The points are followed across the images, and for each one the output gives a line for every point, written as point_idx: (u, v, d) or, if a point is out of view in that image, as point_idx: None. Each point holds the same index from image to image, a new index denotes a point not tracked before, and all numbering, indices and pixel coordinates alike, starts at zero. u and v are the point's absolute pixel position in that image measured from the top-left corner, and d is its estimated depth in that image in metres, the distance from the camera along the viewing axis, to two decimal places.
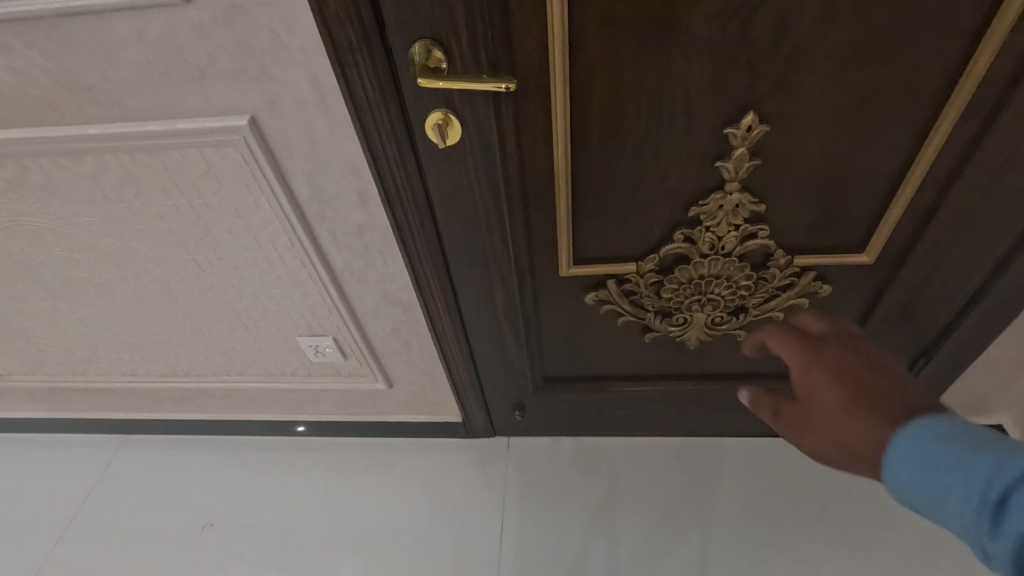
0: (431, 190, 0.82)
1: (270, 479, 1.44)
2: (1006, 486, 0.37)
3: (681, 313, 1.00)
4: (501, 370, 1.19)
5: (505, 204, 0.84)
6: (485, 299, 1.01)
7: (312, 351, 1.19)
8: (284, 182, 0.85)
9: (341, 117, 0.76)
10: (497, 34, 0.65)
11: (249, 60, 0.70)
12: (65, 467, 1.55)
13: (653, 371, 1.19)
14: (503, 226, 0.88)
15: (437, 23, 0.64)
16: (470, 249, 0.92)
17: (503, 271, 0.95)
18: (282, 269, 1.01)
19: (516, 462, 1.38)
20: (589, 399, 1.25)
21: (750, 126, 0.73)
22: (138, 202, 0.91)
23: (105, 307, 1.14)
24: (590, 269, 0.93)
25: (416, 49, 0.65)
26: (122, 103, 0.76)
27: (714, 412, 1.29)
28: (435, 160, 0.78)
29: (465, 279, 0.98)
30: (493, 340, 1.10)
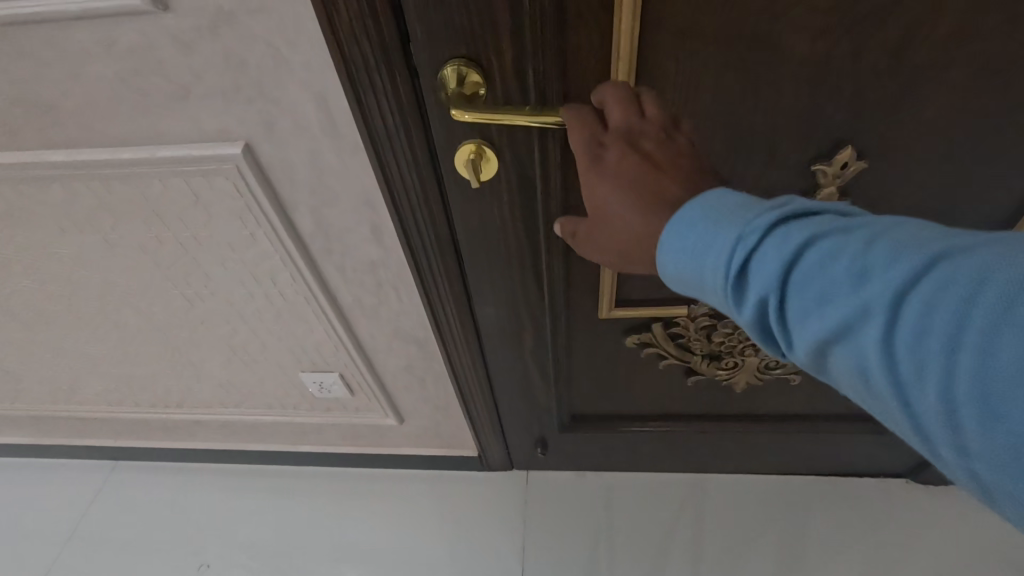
0: (457, 227, 0.71)
1: (271, 513, 1.34)
2: (745, 251, 0.34)
3: (732, 358, 0.91)
4: (525, 409, 1.08)
5: (543, 242, 0.72)
6: (511, 341, 0.90)
7: (316, 387, 1.08)
8: (284, 215, 0.73)
9: (354, 145, 0.64)
10: (548, 53, 0.53)
11: (243, 78, 0.58)
12: (51, 498, 1.45)
13: (691, 411, 1.09)
14: (539, 266, 0.76)
15: (476, 39, 0.52)
16: (498, 290, 0.80)
17: (535, 313, 0.84)
18: (282, 305, 0.89)
19: (534, 498, 1.28)
20: (618, 437, 1.15)
21: (846, 162, 0.62)
22: (116, 233, 0.79)
23: (85, 339, 1.03)
24: (633, 311, 0.83)
25: (448, 71, 0.53)
26: (91, 125, 0.64)
27: (753, 451, 1.19)
28: (464, 195, 0.66)
29: (490, 320, 0.86)
30: (518, 380, 0.99)
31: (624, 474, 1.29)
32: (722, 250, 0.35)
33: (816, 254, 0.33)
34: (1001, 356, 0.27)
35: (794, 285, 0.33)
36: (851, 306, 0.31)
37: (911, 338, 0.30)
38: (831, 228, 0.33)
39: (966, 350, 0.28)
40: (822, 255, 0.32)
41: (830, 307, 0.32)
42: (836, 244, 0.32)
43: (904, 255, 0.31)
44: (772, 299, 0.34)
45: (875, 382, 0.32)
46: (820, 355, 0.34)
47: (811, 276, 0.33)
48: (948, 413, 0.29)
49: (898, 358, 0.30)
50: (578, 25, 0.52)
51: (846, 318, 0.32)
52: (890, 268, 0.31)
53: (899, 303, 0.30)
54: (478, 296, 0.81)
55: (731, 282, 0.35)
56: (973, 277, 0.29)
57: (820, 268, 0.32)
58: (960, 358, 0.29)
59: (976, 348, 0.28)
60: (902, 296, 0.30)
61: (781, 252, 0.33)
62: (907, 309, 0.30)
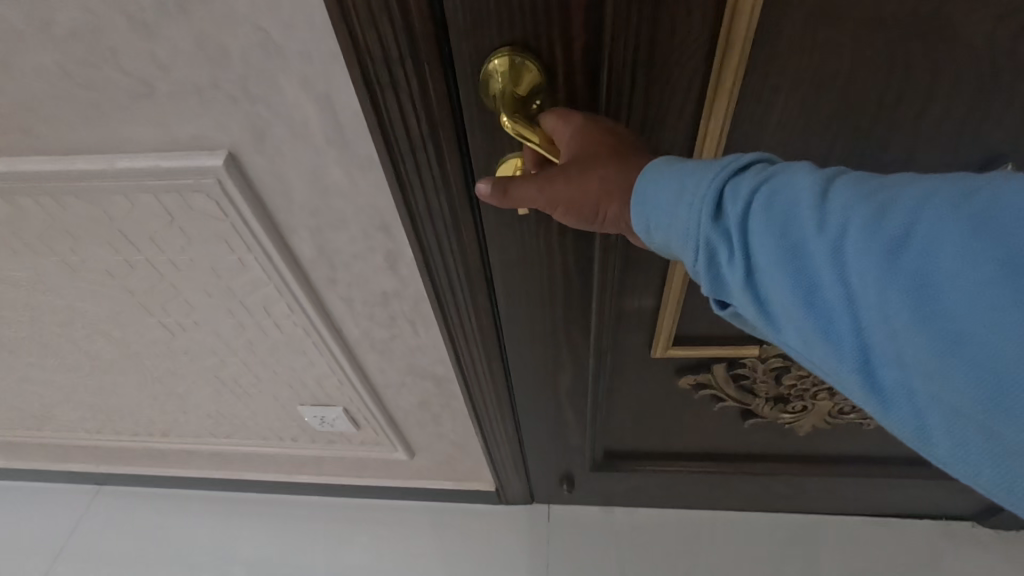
0: (491, 258, 0.58)
1: (268, 548, 1.23)
2: (716, 195, 0.32)
3: (800, 401, 0.82)
4: (552, 447, 0.96)
5: (596, 276, 0.60)
6: (546, 380, 0.78)
7: (317, 421, 0.96)
8: (280, 239, 0.59)
9: (365, 158, 0.50)
10: (631, 39, 0.40)
11: (223, 72, 0.44)
12: (27, 527, 1.33)
13: (738, 450, 0.97)
14: (585, 298, 0.64)
15: (537, 22, 0.39)
16: (536, 327, 0.67)
17: (575, 350, 0.72)
18: (277, 336, 0.76)
19: (557, 539, 1.16)
20: (654, 475, 1.04)
21: None
22: (77, 256, 0.65)
23: (53, 367, 0.90)
24: (690, 352, 0.73)
25: (497, 64, 0.40)
26: (31, 130, 0.51)
27: (805, 492, 1.06)
28: (504, 221, 0.53)
29: (522, 360, 0.74)
30: (549, 418, 0.87)
31: (656, 511, 1.17)
32: (694, 195, 0.33)
33: (769, 179, 0.31)
34: (963, 260, 0.24)
35: (750, 219, 0.31)
36: (805, 220, 0.29)
37: (862, 250, 0.27)
38: (798, 171, 0.30)
39: (922, 254, 0.25)
40: (788, 198, 0.29)
41: (783, 224, 0.29)
42: (792, 169, 0.31)
43: (870, 192, 0.27)
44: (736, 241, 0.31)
45: (830, 323, 0.28)
46: (767, 285, 0.31)
47: (779, 218, 0.29)
48: (906, 328, 0.25)
49: (852, 271, 0.27)
50: (675, 5, 0.39)
51: (805, 251, 0.29)
52: (855, 206, 0.27)
53: (850, 212, 0.27)
54: (509, 331, 0.69)
55: (692, 225, 0.33)
56: (925, 187, 0.26)
57: (788, 209, 0.29)
58: (921, 294, 0.25)
59: (932, 251, 0.25)
60: (855, 205, 0.27)
61: (750, 197, 0.31)
62: (856, 216, 0.27)
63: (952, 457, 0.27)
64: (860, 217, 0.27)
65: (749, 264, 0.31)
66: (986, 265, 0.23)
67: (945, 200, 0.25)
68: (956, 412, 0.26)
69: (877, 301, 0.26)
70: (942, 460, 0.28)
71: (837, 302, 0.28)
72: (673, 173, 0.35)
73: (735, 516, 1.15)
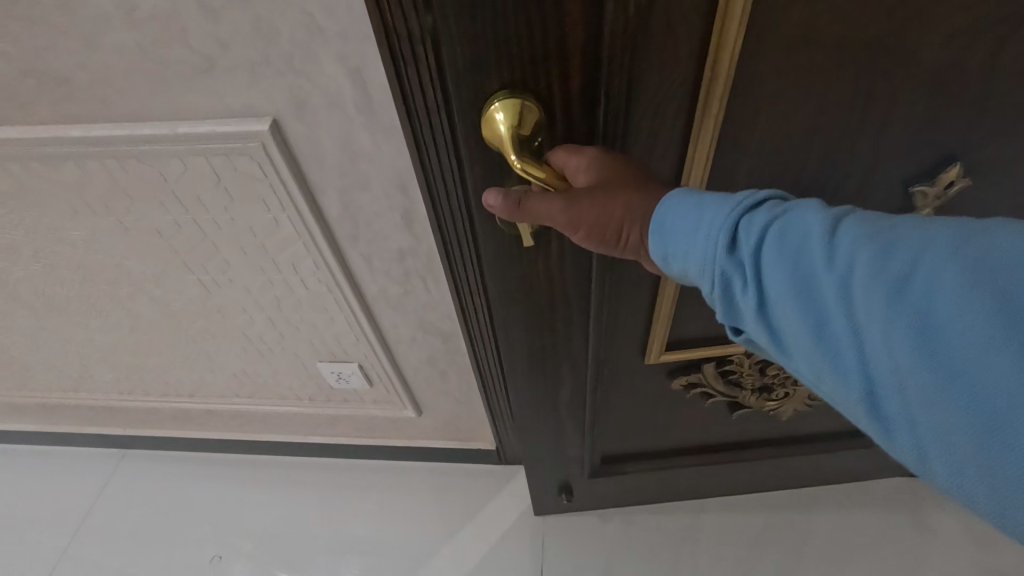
0: (494, 293, 0.65)
1: (286, 500, 1.34)
2: (733, 229, 0.37)
3: (782, 389, 0.92)
4: (552, 458, 1.03)
5: (590, 300, 0.68)
6: (548, 397, 0.84)
7: (334, 378, 1.05)
8: (311, 199, 0.69)
9: (388, 124, 0.59)
10: (627, 69, 0.44)
11: (274, 50, 0.53)
12: (59, 485, 1.43)
13: (720, 441, 1.07)
14: (583, 319, 0.71)
15: (531, 53, 0.42)
16: (537, 348, 0.74)
17: (573, 363, 0.78)
18: (303, 293, 0.85)
19: (557, 542, 1.21)
20: (647, 476, 1.13)
21: (951, 182, 0.59)
22: (131, 215, 0.75)
23: (96, 327, 0.99)
24: (680, 355, 0.82)
25: (498, 109, 0.44)
26: (107, 99, 0.60)
27: (784, 464, 1.14)
28: (507, 256, 0.59)
29: (523, 381, 0.80)
30: (550, 431, 0.94)
31: (649, 511, 1.24)
32: (713, 230, 0.38)
33: (783, 218, 0.35)
34: (958, 297, 0.28)
35: (764, 251, 0.36)
36: (815, 256, 0.33)
37: (867, 286, 0.31)
38: (810, 207, 0.35)
39: (921, 292, 0.29)
40: (800, 235, 0.34)
41: (795, 259, 0.34)
42: (806, 209, 0.35)
43: (875, 231, 0.32)
44: (752, 270, 0.37)
45: (838, 347, 0.33)
46: (781, 313, 0.36)
47: (790, 254, 0.34)
48: (905, 357, 0.30)
49: (857, 304, 0.31)
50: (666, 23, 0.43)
51: (814, 283, 0.33)
52: (858, 243, 0.32)
53: (856, 251, 0.32)
54: (513, 354, 0.74)
55: (713, 256, 0.38)
56: (930, 230, 0.30)
57: (799, 246, 0.34)
58: (918, 326, 0.29)
59: (930, 291, 0.29)
60: (862, 244, 0.31)
61: (763, 233, 0.36)
62: (862, 254, 0.31)
63: (952, 480, 0.31)
64: (865, 256, 0.31)
65: (763, 291, 0.36)
66: (980, 306, 0.27)
67: (944, 246, 0.29)
68: (952, 436, 0.29)
69: (882, 332, 0.30)
70: (944, 483, 0.31)
71: (842, 330, 0.32)
72: (694, 207, 0.40)
73: (725, 512, 1.22)
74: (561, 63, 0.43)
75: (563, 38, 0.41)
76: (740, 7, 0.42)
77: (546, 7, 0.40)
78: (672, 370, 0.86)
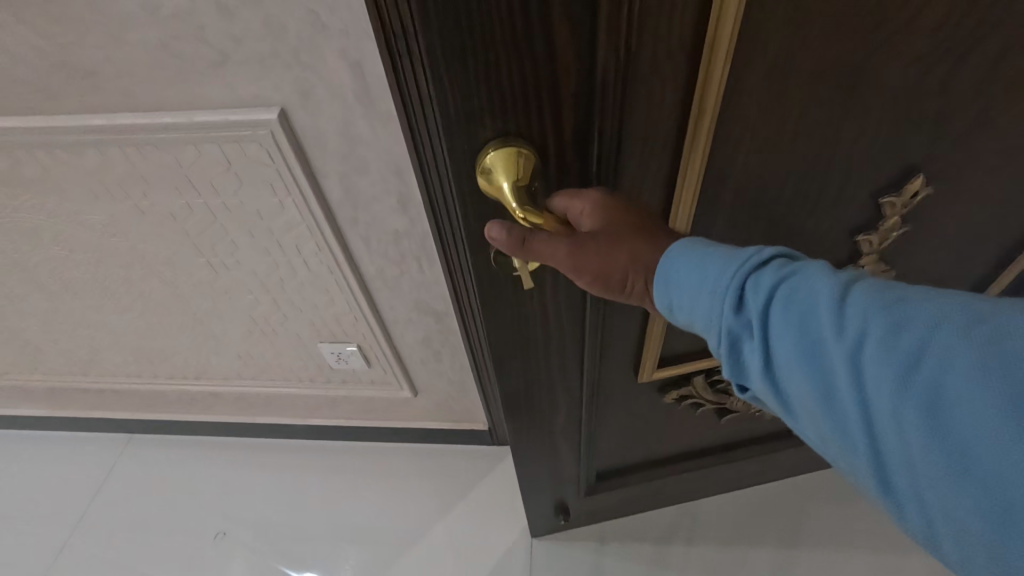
0: (493, 334, 0.65)
1: (287, 479, 1.40)
2: (739, 287, 0.38)
3: None
4: (548, 477, 1.04)
5: (586, 328, 0.70)
6: (544, 419, 0.87)
7: (334, 358, 1.11)
8: (314, 182, 0.75)
9: (385, 112, 0.66)
10: (618, 111, 0.45)
11: (283, 45, 0.60)
12: (66, 469, 1.48)
13: (705, 444, 1.12)
14: (578, 346, 0.73)
15: (524, 96, 0.42)
16: (535, 377, 0.76)
17: (568, 387, 0.80)
18: (305, 274, 0.91)
19: (555, 565, 1.21)
20: (639, 486, 1.16)
21: (915, 191, 0.63)
22: (147, 199, 0.81)
23: (108, 309, 1.05)
24: (672, 370, 0.86)
25: (495, 158, 0.44)
26: (129, 90, 0.66)
27: (765, 457, 1.19)
28: (506, 295, 0.60)
29: (520, 408, 0.82)
30: (546, 451, 0.96)
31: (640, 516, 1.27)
32: (718, 286, 0.38)
33: (790, 279, 0.35)
34: (973, 388, 0.26)
35: (771, 311, 0.36)
36: (823, 324, 0.33)
37: (874, 363, 0.30)
38: (822, 271, 0.34)
39: (932, 375, 0.28)
40: (807, 300, 0.34)
41: (801, 325, 0.34)
42: (817, 273, 0.35)
43: (886, 304, 0.31)
44: (759, 330, 0.37)
45: (844, 421, 0.32)
46: (787, 377, 0.36)
47: (796, 319, 0.34)
48: (915, 441, 0.29)
49: (865, 377, 0.31)
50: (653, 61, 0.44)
51: (820, 352, 0.33)
52: (868, 316, 0.31)
53: (865, 324, 0.31)
54: (513, 382, 0.76)
55: (720, 312, 0.38)
56: (944, 309, 0.29)
57: (805, 312, 0.34)
58: (927, 411, 0.28)
59: (943, 372, 0.28)
60: (871, 316, 0.31)
61: (770, 294, 0.36)
62: (872, 329, 0.30)
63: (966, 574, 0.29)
64: (874, 330, 0.30)
65: (769, 352, 0.37)
66: (995, 400, 0.26)
67: (960, 327, 0.28)
68: (965, 532, 0.28)
69: (891, 413, 0.29)
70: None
71: (848, 402, 0.32)
72: (699, 261, 0.41)
73: (713, 514, 1.27)
74: (554, 109, 0.43)
75: (555, 84, 0.42)
76: (726, 50, 0.43)
77: (536, 58, 0.40)
78: (663, 384, 0.90)
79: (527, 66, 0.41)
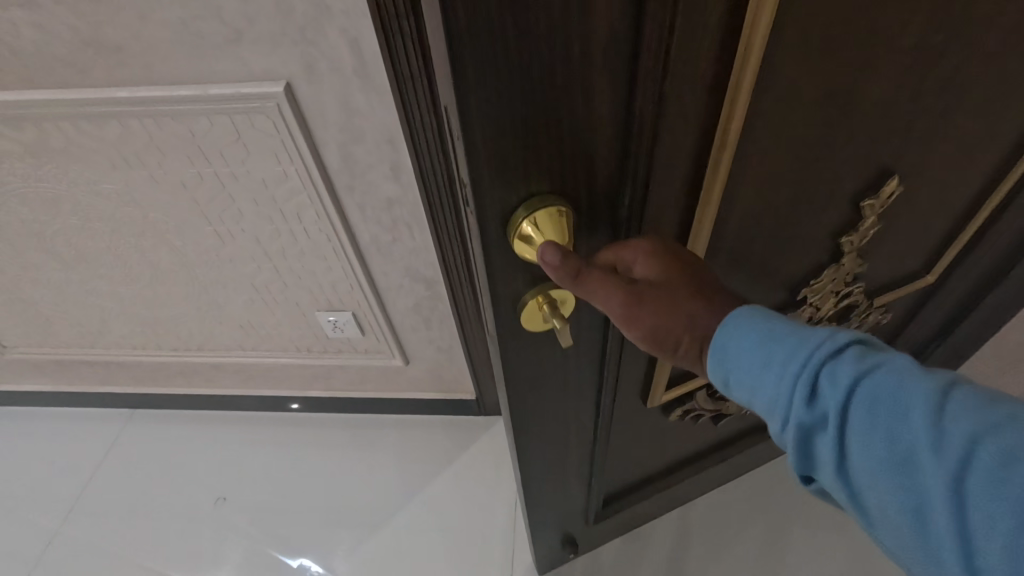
0: (512, 394, 0.61)
1: (285, 450, 1.47)
2: (811, 381, 0.37)
3: None
4: (557, 517, 0.99)
5: (604, 369, 0.67)
6: (558, 464, 0.82)
7: (331, 326, 1.19)
8: (316, 152, 0.83)
9: (379, 85, 0.75)
10: (648, 152, 0.44)
11: (291, 24, 0.68)
12: (68, 443, 1.54)
13: (700, 450, 1.12)
14: (594, 387, 0.70)
15: (567, 143, 0.40)
16: (551, 426, 0.72)
17: (582, 427, 0.77)
18: (306, 242, 0.99)
19: None
20: (642, 504, 1.15)
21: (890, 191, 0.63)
22: (161, 169, 0.89)
23: (118, 279, 1.12)
24: (680, 391, 0.85)
25: (542, 217, 0.42)
26: (151, 65, 0.74)
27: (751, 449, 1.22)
28: (528, 355, 0.56)
29: (535, 458, 0.77)
30: (556, 493, 0.91)
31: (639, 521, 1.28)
32: (789, 378, 0.38)
33: (871, 378, 0.35)
34: None
35: (847, 411, 0.35)
36: (917, 434, 0.32)
37: (978, 485, 0.29)
38: (911, 376, 0.34)
39: None
40: (897, 406, 0.33)
41: (887, 432, 0.33)
42: (906, 377, 0.34)
43: (990, 424, 0.30)
44: (833, 427, 0.36)
45: (938, 538, 0.31)
46: (864, 481, 0.35)
47: (882, 424, 0.34)
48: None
49: (969, 500, 0.30)
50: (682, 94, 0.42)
51: (909, 460, 0.32)
52: (968, 432, 0.30)
53: (968, 441, 0.30)
54: (535, 437, 0.72)
55: (789, 403, 0.38)
56: None
57: (894, 418, 0.33)
58: None
59: None
60: (978, 435, 0.30)
61: (848, 392, 0.35)
62: (976, 449, 0.30)
63: None
64: (984, 454, 0.29)
65: (841, 451, 0.36)
66: None
67: None
68: None
69: (999, 540, 0.28)
70: None
71: (946, 522, 0.31)
72: (765, 347, 0.40)
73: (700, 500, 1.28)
74: (591, 157, 0.42)
75: (593, 129, 0.40)
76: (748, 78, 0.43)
77: (578, 110, 0.38)
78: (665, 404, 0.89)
79: (569, 114, 0.38)
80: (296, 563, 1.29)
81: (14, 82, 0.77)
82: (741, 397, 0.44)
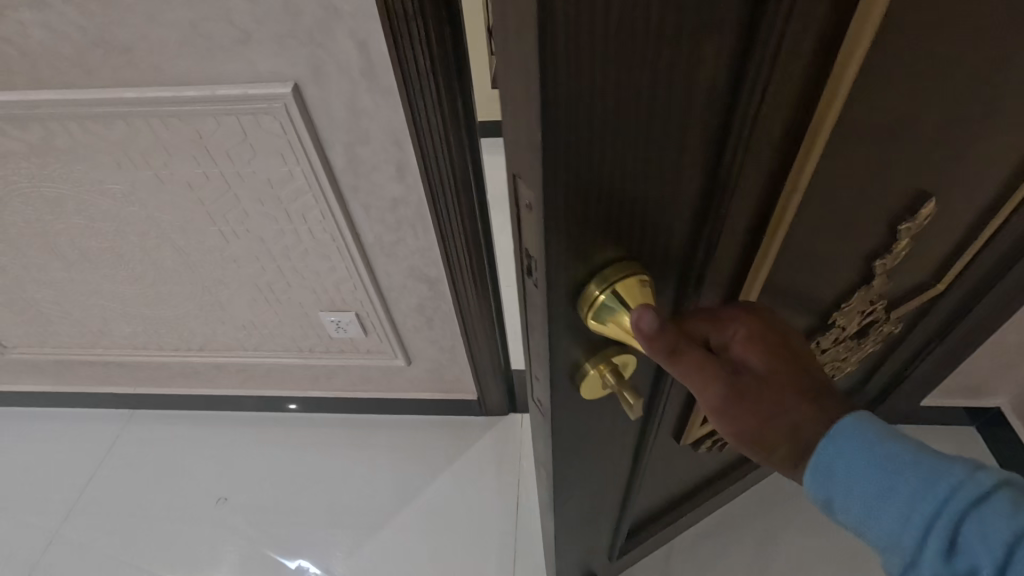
0: (556, 447, 0.56)
1: (285, 450, 1.47)
2: (947, 528, 0.33)
3: None
4: (583, 556, 0.94)
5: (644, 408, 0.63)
6: (592, 507, 0.77)
7: (333, 326, 1.19)
8: (322, 153, 0.84)
9: (386, 87, 0.75)
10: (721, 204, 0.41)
11: (299, 26, 0.69)
12: (67, 443, 1.53)
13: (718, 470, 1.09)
14: (631, 427, 0.66)
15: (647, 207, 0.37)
16: (588, 473, 0.67)
17: (617, 468, 0.72)
18: (310, 242, 1.00)
19: None
20: (662, 532, 1.10)
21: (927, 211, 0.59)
22: (167, 169, 0.89)
23: (121, 279, 1.12)
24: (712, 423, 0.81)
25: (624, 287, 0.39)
26: (160, 67, 0.74)
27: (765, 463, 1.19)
28: (577, 408, 0.52)
29: (569, 506, 0.72)
30: (584, 535, 0.85)
31: None
32: (917, 519, 0.34)
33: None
34: None
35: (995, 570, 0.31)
36: None
37: None
38: None
39: None
40: None
41: None
42: None
43: None
44: None
45: None
46: None
47: None
48: None
49: None
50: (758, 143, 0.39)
51: None
52: None
53: None
54: (573, 485, 0.66)
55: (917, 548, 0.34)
56: None
57: None
58: None
59: None
60: None
61: (997, 552, 0.31)
62: None
63: None
64: None
65: None
66: None
67: None
68: None
69: None
70: None
71: None
72: (887, 475, 0.36)
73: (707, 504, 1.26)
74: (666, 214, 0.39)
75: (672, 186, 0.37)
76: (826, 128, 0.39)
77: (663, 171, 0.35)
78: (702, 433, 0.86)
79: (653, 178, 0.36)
80: (293, 564, 1.28)
81: (21, 83, 0.77)
82: (847, 519, 0.39)
